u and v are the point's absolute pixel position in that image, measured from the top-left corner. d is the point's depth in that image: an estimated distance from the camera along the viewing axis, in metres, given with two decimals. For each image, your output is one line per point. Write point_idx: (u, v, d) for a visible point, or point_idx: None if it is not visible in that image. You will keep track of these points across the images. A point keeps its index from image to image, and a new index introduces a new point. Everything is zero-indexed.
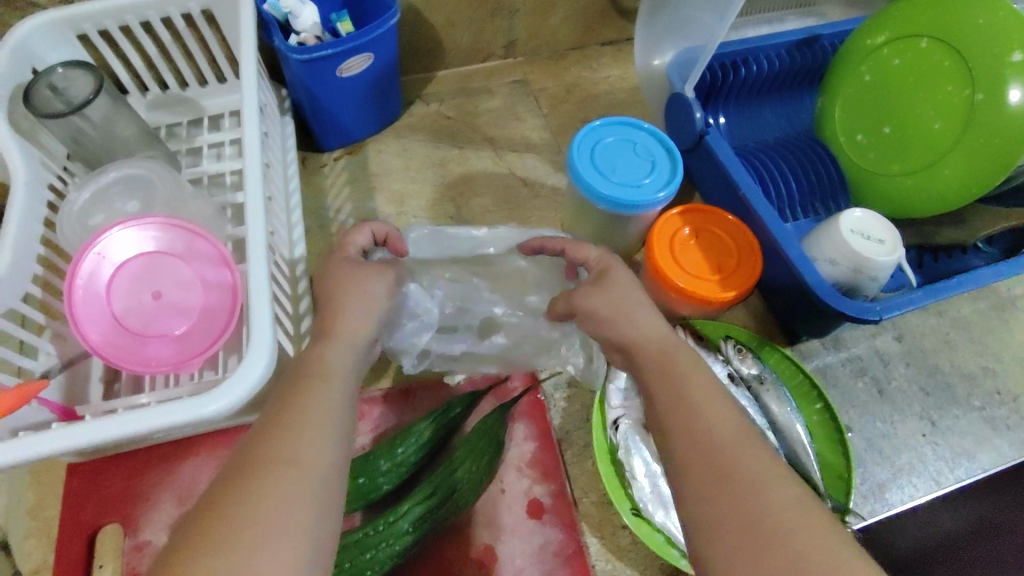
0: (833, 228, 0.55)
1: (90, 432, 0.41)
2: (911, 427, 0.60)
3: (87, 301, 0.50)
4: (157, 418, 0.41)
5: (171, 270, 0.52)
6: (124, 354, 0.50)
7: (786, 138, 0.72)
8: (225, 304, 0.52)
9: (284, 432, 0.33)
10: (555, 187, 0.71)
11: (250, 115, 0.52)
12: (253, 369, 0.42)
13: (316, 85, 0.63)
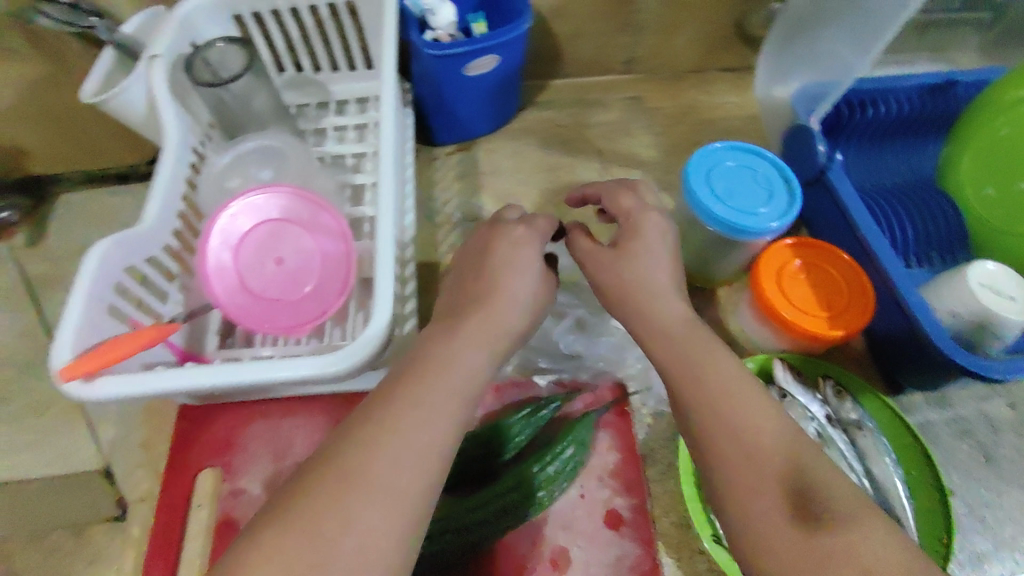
0: (960, 279, 0.53)
1: (216, 375, 0.44)
2: (1019, 500, 0.56)
3: (217, 257, 0.54)
4: (278, 371, 0.43)
5: (293, 238, 0.55)
6: (245, 312, 0.53)
7: (906, 185, 0.70)
8: (339, 276, 0.54)
9: (399, 433, 0.34)
10: (661, 205, 0.71)
11: (388, 106, 0.56)
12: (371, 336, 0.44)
13: (444, 81, 0.65)
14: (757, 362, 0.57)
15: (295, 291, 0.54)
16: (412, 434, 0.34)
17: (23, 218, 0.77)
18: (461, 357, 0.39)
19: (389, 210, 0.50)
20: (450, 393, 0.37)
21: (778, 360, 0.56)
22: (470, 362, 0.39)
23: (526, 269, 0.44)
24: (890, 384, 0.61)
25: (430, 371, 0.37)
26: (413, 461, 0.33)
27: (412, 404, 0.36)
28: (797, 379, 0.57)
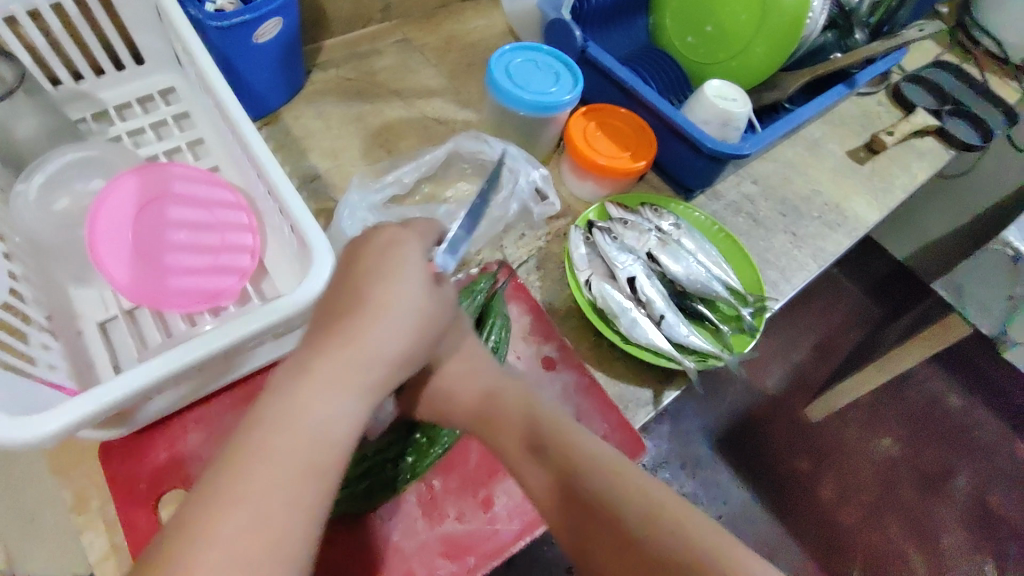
0: (703, 96, 0.72)
1: (178, 355, 0.44)
2: (782, 240, 0.79)
3: (108, 246, 0.53)
4: (239, 329, 0.45)
5: (169, 206, 0.55)
6: (155, 295, 0.53)
7: (635, 53, 0.89)
8: (235, 217, 0.56)
9: (236, 525, 0.31)
10: (466, 120, 0.81)
11: (222, 85, 0.56)
12: (322, 266, 0.47)
13: (236, 54, 0.64)
14: (594, 212, 0.72)
15: (198, 260, 0.55)
16: (275, 491, 0.33)
17: None
18: (310, 411, 0.36)
19: (278, 170, 0.52)
20: (299, 462, 0.34)
21: (609, 203, 0.71)
22: (325, 406, 0.36)
23: (386, 289, 0.42)
24: (685, 191, 0.79)
25: (268, 441, 0.34)
26: (281, 527, 0.33)
27: (262, 467, 0.33)
28: (627, 210, 0.71)
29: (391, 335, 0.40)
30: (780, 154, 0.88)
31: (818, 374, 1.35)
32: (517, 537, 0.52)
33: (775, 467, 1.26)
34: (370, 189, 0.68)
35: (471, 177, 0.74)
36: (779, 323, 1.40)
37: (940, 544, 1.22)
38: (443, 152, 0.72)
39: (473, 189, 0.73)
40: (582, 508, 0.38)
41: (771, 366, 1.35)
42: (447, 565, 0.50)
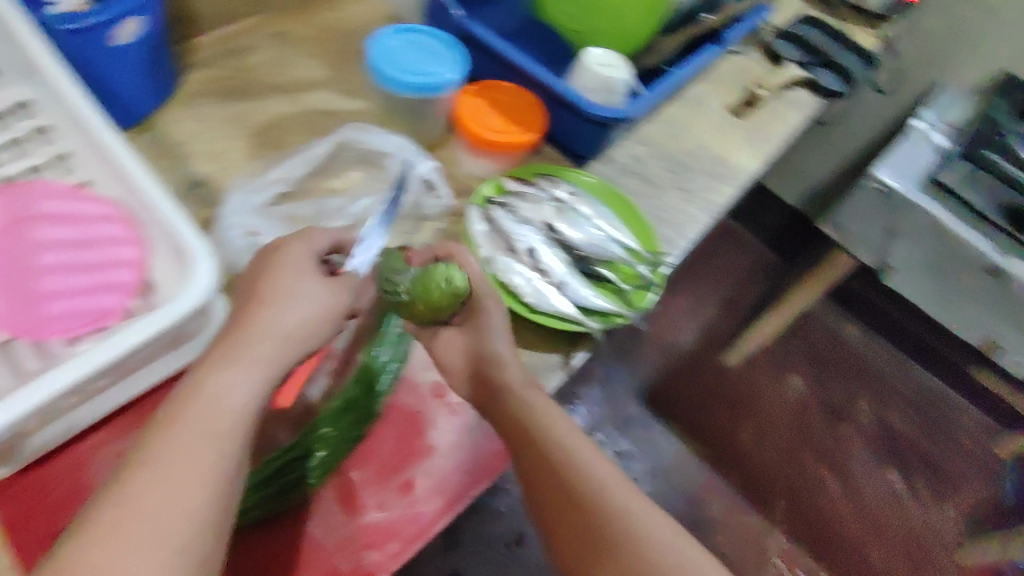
0: (582, 64, 0.74)
1: (60, 377, 0.42)
2: (673, 195, 0.83)
3: None
4: (124, 340, 0.44)
5: (38, 227, 0.53)
6: (35, 325, 0.50)
7: (517, 29, 0.89)
8: (112, 229, 0.53)
9: (156, 486, 0.35)
10: (354, 108, 0.78)
11: (85, 100, 0.53)
12: (204, 267, 0.47)
13: (98, 61, 0.60)
14: (491, 187, 0.72)
15: (79, 280, 0.52)
16: (189, 455, 0.37)
17: None
18: (222, 392, 0.40)
19: (152, 181, 0.50)
20: (211, 431, 0.38)
21: (505, 177, 0.72)
22: (236, 386, 0.41)
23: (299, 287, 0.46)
24: (577, 157, 0.81)
25: (189, 419, 0.38)
26: (189, 485, 0.36)
27: (178, 438, 0.37)
28: (523, 182, 0.72)
29: (294, 324, 0.45)
30: (666, 114, 0.91)
31: (726, 326, 1.44)
32: (438, 515, 0.53)
33: (696, 415, 1.31)
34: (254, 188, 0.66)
35: (361, 165, 0.73)
36: (687, 281, 1.48)
37: (851, 465, 1.30)
38: (334, 143, 0.71)
39: (368, 179, 0.72)
40: (556, 490, 0.48)
41: (684, 322, 1.43)
42: (371, 554, 0.50)
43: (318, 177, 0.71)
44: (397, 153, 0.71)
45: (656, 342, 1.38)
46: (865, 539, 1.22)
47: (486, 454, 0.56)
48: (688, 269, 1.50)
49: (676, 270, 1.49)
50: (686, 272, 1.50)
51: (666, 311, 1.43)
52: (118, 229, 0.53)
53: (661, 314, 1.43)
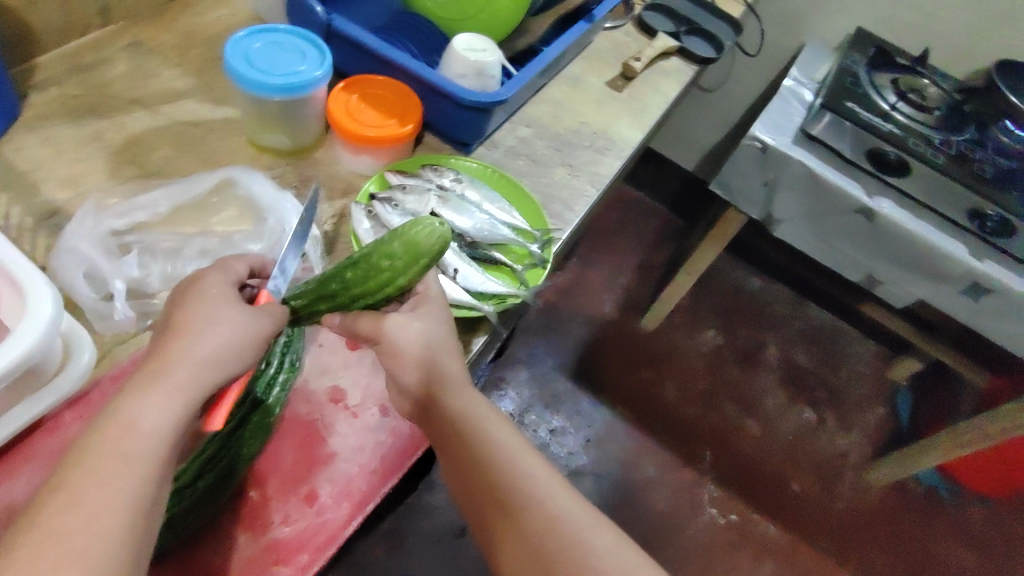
0: (452, 51, 0.74)
1: None
2: (560, 173, 0.84)
3: None
4: None
5: None
6: None
7: (390, 19, 0.87)
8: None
9: (67, 522, 0.34)
10: (224, 117, 0.74)
11: None
12: (45, 295, 0.46)
13: None
14: (374, 184, 0.71)
15: None
16: (103, 485, 0.36)
17: None
18: (140, 418, 0.39)
19: None
20: (129, 459, 0.37)
21: (387, 172, 0.71)
22: (155, 412, 0.39)
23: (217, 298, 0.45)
24: (462, 144, 0.81)
25: (105, 446, 0.37)
26: (104, 517, 0.35)
27: (94, 469, 0.36)
28: (406, 175, 0.72)
29: (216, 346, 0.43)
30: (547, 95, 0.92)
31: (642, 292, 1.49)
32: (348, 518, 0.52)
33: (621, 381, 1.36)
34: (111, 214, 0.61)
35: (244, 210, 0.67)
36: (602, 255, 1.52)
37: (766, 406, 1.38)
38: (212, 181, 0.66)
39: (242, 221, 0.66)
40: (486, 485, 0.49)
41: (602, 294, 1.47)
42: (280, 571, 0.49)
43: (189, 217, 0.65)
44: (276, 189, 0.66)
45: (577, 318, 1.42)
46: (786, 472, 1.31)
47: (390, 453, 0.56)
48: (604, 242, 1.55)
49: (590, 243, 1.53)
50: (602, 246, 1.54)
51: (585, 285, 1.47)
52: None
53: (580, 290, 1.46)
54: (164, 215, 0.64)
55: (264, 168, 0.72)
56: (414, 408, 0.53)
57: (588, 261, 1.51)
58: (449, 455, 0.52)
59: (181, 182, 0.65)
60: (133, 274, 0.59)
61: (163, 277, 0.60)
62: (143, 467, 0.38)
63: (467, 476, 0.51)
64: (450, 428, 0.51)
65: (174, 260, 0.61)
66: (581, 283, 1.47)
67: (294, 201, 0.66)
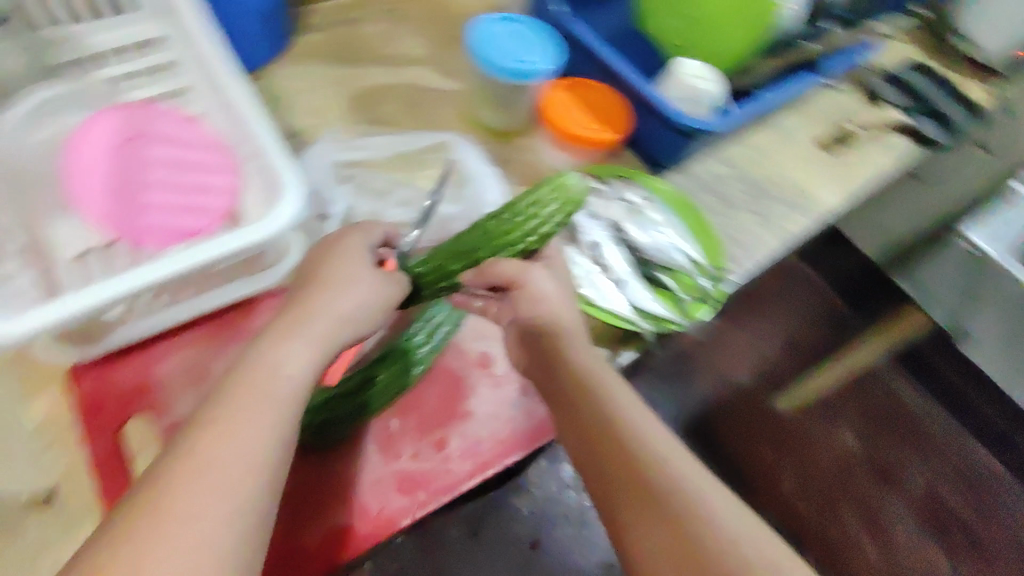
0: (674, 75, 0.75)
1: (151, 274, 0.45)
2: (747, 218, 0.82)
3: (87, 177, 0.51)
4: (211, 252, 0.47)
5: (150, 143, 0.54)
6: (128, 229, 0.52)
7: (617, 34, 0.90)
8: (218, 160, 0.55)
9: (216, 454, 0.36)
10: (449, 88, 0.80)
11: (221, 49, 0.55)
12: (292, 198, 0.49)
13: None
14: None
15: (174, 199, 0.53)
16: (252, 424, 0.38)
17: None
18: (279, 363, 0.41)
19: (260, 122, 0.53)
20: (270, 399, 0.40)
21: (581, 173, 0.74)
22: (294, 357, 0.42)
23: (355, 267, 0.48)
24: (654, 163, 0.84)
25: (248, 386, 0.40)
26: (246, 453, 0.37)
27: (243, 406, 0.38)
28: (597, 181, 0.73)
29: (347, 307, 0.46)
30: (752, 139, 0.90)
31: (783, 362, 1.36)
32: (469, 477, 0.55)
33: (738, 451, 1.27)
34: (341, 147, 0.69)
35: (449, 172, 0.71)
36: (752, 316, 1.39)
37: (894, 531, 1.23)
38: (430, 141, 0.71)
39: (444, 182, 0.70)
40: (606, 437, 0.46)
41: (740, 354, 1.35)
42: (399, 499, 0.53)
43: (402, 164, 0.70)
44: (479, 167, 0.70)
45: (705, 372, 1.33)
46: None
47: (521, 430, 0.58)
48: (757, 302, 1.42)
49: (741, 299, 1.41)
50: (756, 305, 1.41)
51: (723, 342, 1.36)
52: (219, 158, 0.55)
53: (716, 346, 1.36)
54: (383, 158, 0.70)
55: (472, 141, 0.77)
56: (546, 370, 0.51)
57: (733, 318, 1.39)
58: (576, 420, 0.48)
59: (406, 135, 0.71)
60: (344, 204, 0.66)
61: (367, 212, 0.67)
62: (285, 408, 0.40)
63: (596, 442, 0.46)
64: (583, 391, 0.48)
65: (379, 200, 0.67)
66: (718, 339, 1.37)
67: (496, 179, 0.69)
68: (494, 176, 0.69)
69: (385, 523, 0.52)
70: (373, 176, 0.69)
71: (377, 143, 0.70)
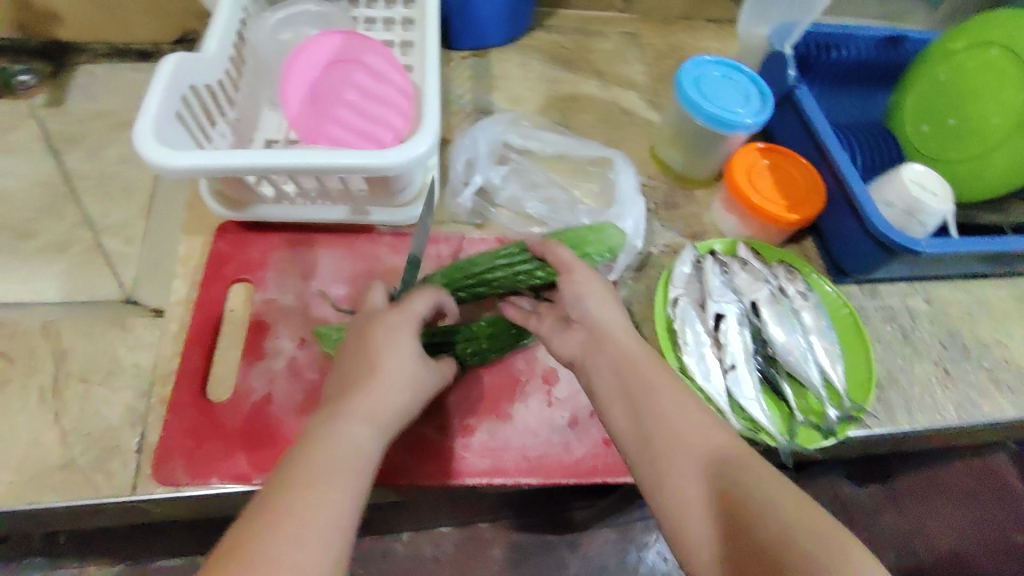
0: (896, 175, 0.64)
1: (281, 158, 0.49)
2: (927, 370, 0.67)
3: (296, 80, 0.60)
4: (337, 159, 0.49)
5: (355, 69, 0.61)
6: (308, 131, 0.59)
7: (858, 124, 0.81)
8: (399, 101, 0.60)
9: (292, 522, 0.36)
10: (649, 120, 0.79)
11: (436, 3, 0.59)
12: (425, 138, 0.50)
13: None
14: (722, 244, 0.67)
15: (355, 121, 0.60)
16: (333, 496, 0.38)
17: (41, 82, 0.79)
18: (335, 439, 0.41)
19: (435, 69, 0.55)
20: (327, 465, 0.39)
21: (741, 242, 0.66)
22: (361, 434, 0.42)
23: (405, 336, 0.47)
24: (837, 271, 0.71)
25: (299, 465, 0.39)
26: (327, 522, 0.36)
27: (308, 481, 0.38)
28: (757, 256, 0.66)
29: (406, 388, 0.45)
30: (978, 288, 0.74)
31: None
32: (478, 474, 0.53)
33: None
34: (514, 130, 0.72)
35: (602, 190, 0.71)
36: (937, 502, 0.94)
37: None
38: (599, 154, 0.71)
39: (593, 198, 0.71)
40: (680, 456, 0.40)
41: (886, 536, 0.92)
42: (407, 458, 0.53)
43: (564, 167, 0.72)
44: (633, 194, 0.69)
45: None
46: None
47: (551, 457, 0.54)
48: (963, 501, 0.94)
49: (932, 481, 0.95)
50: (954, 500, 0.94)
51: (872, 514, 0.94)
52: (402, 99, 0.60)
53: (860, 515, 0.93)
54: (550, 155, 0.72)
55: (647, 173, 0.75)
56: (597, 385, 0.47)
57: (905, 496, 0.95)
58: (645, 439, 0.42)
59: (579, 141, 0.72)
60: (491, 179, 0.69)
61: (509, 194, 0.69)
62: (353, 477, 0.39)
63: (666, 459, 0.41)
64: (645, 392, 0.44)
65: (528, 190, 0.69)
66: (868, 508, 0.94)
67: (643, 209, 0.68)
68: (640, 209, 0.68)
69: (382, 473, 0.52)
70: (532, 169, 0.71)
71: (551, 139, 0.72)
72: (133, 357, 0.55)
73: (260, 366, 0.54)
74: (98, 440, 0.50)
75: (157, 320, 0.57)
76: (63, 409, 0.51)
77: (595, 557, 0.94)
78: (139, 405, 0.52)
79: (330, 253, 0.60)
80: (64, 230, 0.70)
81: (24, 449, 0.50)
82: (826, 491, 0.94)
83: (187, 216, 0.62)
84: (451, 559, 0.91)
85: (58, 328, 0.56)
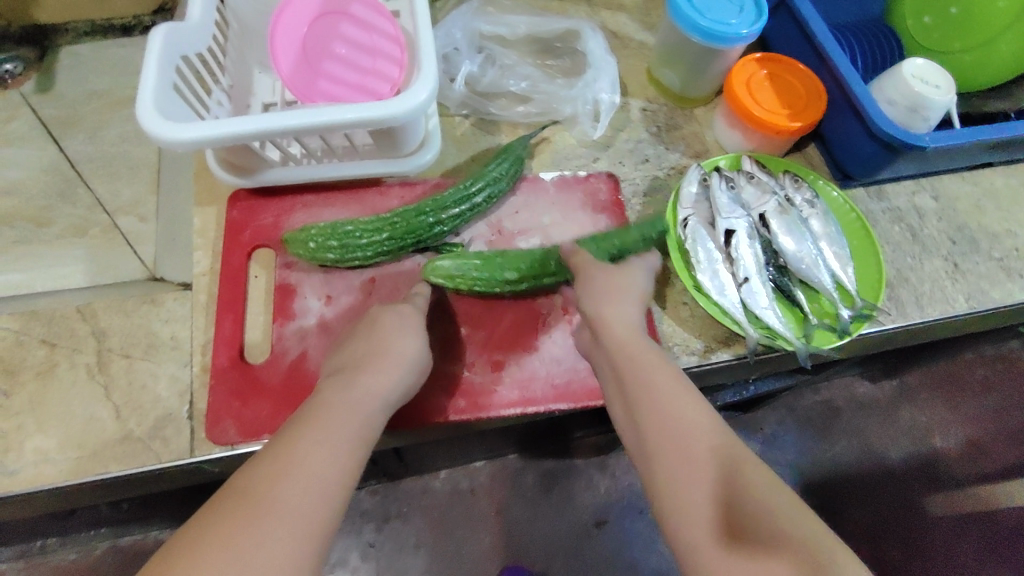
0: (896, 73, 0.63)
1: (277, 121, 0.49)
2: (936, 265, 0.68)
3: (285, 37, 0.59)
4: (337, 115, 0.50)
5: (342, 22, 0.61)
6: (305, 90, 0.60)
7: (858, 22, 0.78)
8: (391, 49, 0.59)
9: (290, 456, 0.39)
10: (642, 42, 0.78)
11: None
12: (423, 84, 0.50)
13: None
14: (727, 160, 0.68)
15: (349, 76, 0.60)
16: (316, 449, 0.39)
17: (27, 70, 0.78)
18: (307, 462, 0.39)
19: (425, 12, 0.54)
20: (312, 471, 0.38)
21: (746, 156, 0.67)
22: (348, 417, 0.43)
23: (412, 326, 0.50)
24: (842, 175, 0.71)
25: (274, 463, 0.38)
26: (305, 465, 0.38)
27: (312, 427, 0.41)
28: (763, 169, 0.66)
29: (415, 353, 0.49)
30: (985, 180, 0.74)
31: (979, 472, 0.90)
32: (513, 404, 0.56)
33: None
34: (480, 17, 0.71)
35: (573, 65, 0.72)
36: (957, 396, 0.94)
37: None
38: (567, 26, 0.72)
39: (566, 74, 0.72)
40: (671, 449, 0.42)
41: (903, 429, 0.92)
42: (444, 400, 0.56)
43: (535, 50, 0.73)
44: (603, 62, 0.69)
45: (853, 443, 0.90)
46: None
47: (580, 384, 0.57)
48: (979, 390, 0.94)
49: (948, 373, 0.95)
50: (969, 390, 0.94)
51: (887, 410, 0.92)
52: (391, 47, 0.59)
53: (876, 413, 0.92)
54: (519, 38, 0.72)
55: (646, 97, 0.74)
56: (623, 381, 0.47)
57: (919, 391, 0.93)
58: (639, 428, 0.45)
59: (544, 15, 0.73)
60: (472, 70, 0.69)
61: (491, 80, 0.69)
62: (338, 447, 0.40)
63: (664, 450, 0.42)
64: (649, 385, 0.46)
65: (516, 103, 0.70)
66: (885, 406, 0.93)
67: (615, 68, 0.69)
68: (612, 67, 0.70)
69: (420, 413, 0.55)
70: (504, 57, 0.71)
71: (518, 22, 0.72)
72: (169, 330, 0.57)
73: (292, 326, 0.56)
74: (151, 411, 0.53)
75: (185, 293, 0.58)
76: (111, 385, 0.54)
77: (622, 476, 0.96)
78: (184, 373, 0.55)
79: (338, 206, 0.61)
80: (79, 215, 0.72)
81: (83, 425, 0.52)
82: (843, 392, 0.93)
83: (198, 188, 0.63)
84: (485, 488, 0.95)
85: (94, 309, 0.57)
